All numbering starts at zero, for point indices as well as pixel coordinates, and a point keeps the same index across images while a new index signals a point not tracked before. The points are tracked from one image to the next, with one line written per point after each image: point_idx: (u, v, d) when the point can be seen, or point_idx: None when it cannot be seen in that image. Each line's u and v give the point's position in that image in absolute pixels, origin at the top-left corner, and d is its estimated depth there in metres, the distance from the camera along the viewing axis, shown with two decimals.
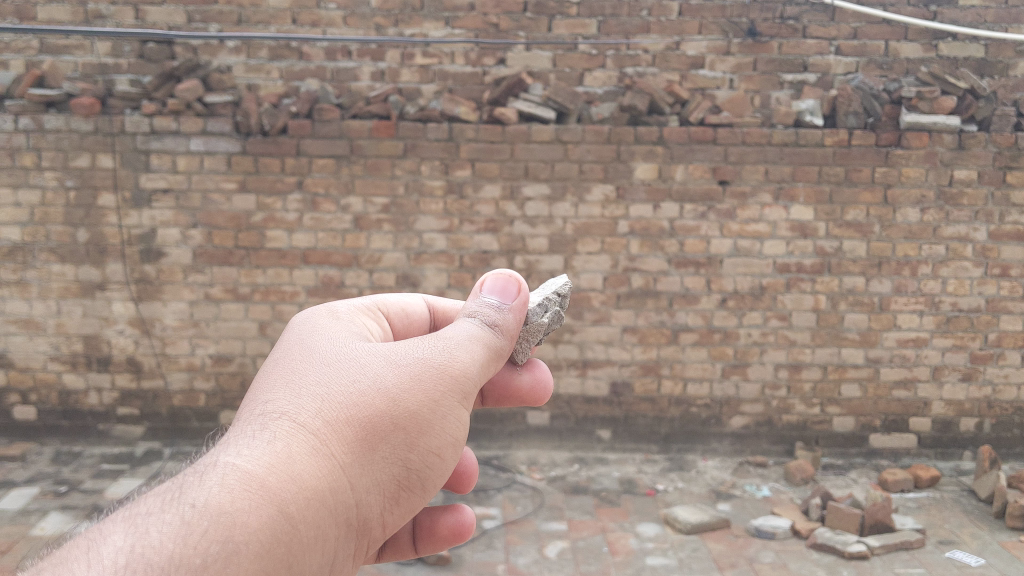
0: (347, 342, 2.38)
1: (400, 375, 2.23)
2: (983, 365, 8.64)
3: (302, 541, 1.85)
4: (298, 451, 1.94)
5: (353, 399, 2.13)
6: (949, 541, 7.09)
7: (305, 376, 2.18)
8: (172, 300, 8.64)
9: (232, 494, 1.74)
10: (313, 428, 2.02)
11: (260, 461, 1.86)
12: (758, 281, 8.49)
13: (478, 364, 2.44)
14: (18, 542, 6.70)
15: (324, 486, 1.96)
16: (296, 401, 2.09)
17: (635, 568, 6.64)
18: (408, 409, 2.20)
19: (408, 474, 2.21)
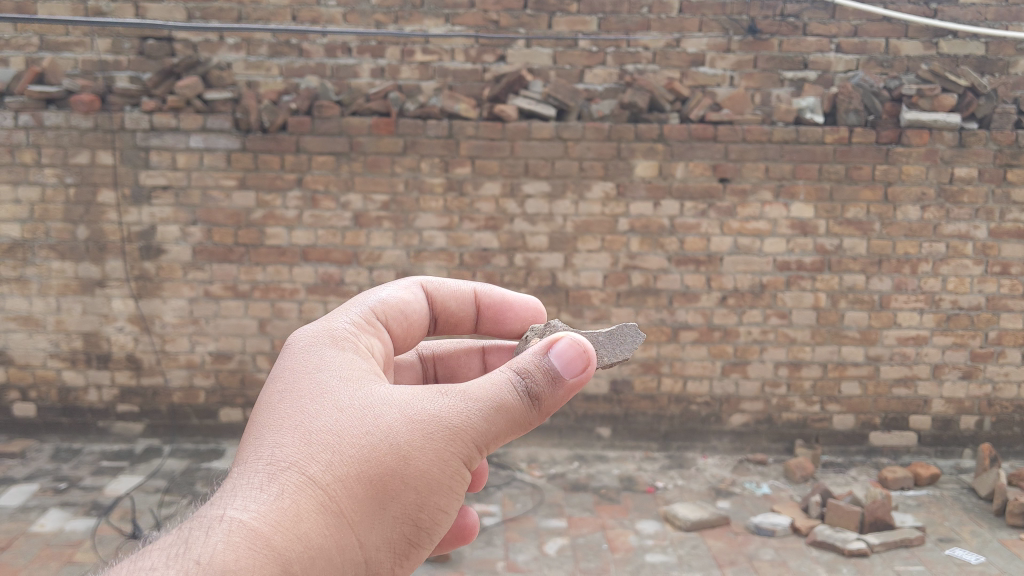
0: (366, 381, 2.51)
1: (413, 432, 2.36)
2: (983, 363, 8.63)
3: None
4: (306, 509, 2.13)
5: (364, 457, 2.28)
6: (949, 539, 7.08)
7: (321, 419, 2.33)
8: (171, 297, 8.64)
9: (237, 557, 1.93)
10: (322, 486, 2.19)
11: (267, 522, 2.05)
12: (758, 279, 8.48)
13: (506, 421, 2.48)
14: (17, 539, 6.69)
15: (327, 543, 2.15)
16: (309, 449, 2.26)
17: (635, 565, 6.64)
18: (417, 470, 2.34)
19: (415, 530, 2.38)
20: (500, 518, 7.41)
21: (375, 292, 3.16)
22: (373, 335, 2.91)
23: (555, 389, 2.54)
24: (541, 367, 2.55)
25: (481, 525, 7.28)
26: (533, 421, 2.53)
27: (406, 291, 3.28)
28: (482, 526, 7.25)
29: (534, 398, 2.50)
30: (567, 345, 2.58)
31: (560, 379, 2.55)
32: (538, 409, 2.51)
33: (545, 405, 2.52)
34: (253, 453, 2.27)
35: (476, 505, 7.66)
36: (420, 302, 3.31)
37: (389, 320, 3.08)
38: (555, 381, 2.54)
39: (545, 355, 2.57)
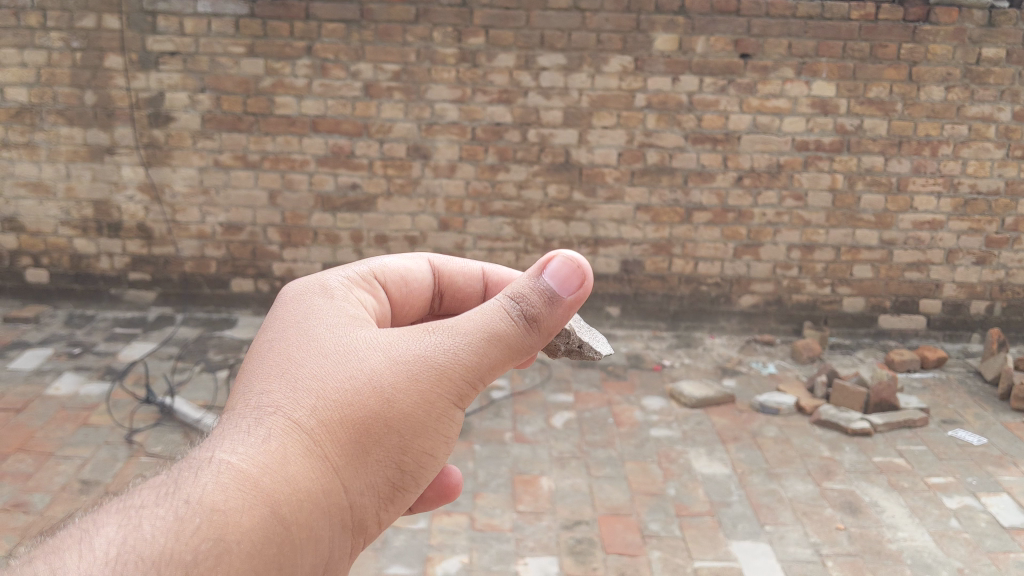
0: (346, 329, 2.27)
1: (397, 373, 2.12)
2: (997, 249, 8.57)
3: (294, 543, 1.82)
4: (293, 452, 1.89)
5: (348, 400, 2.04)
6: (953, 420, 7.16)
7: (301, 368, 2.09)
8: (181, 166, 8.57)
9: (225, 498, 1.70)
10: (308, 429, 1.95)
11: (253, 463, 1.81)
12: (776, 159, 8.34)
13: (493, 355, 2.22)
14: (33, 401, 6.82)
15: (315, 490, 1.90)
16: (291, 396, 2.02)
17: (639, 439, 6.75)
18: (403, 411, 2.09)
19: (403, 475, 2.14)
20: (508, 393, 7.50)
21: (385, 261, 2.82)
22: (366, 298, 2.58)
23: (553, 310, 2.28)
24: (531, 295, 2.26)
25: (489, 399, 7.38)
26: (530, 346, 2.26)
27: (412, 259, 2.92)
28: (490, 400, 7.35)
29: (528, 324, 2.23)
30: (559, 259, 2.29)
31: (557, 299, 2.29)
32: (532, 338, 2.25)
33: (538, 333, 2.25)
34: (232, 405, 2.03)
35: None
36: (423, 277, 2.94)
37: (382, 290, 2.73)
38: (543, 306, 2.26)
39: (539, 277, 2.30)
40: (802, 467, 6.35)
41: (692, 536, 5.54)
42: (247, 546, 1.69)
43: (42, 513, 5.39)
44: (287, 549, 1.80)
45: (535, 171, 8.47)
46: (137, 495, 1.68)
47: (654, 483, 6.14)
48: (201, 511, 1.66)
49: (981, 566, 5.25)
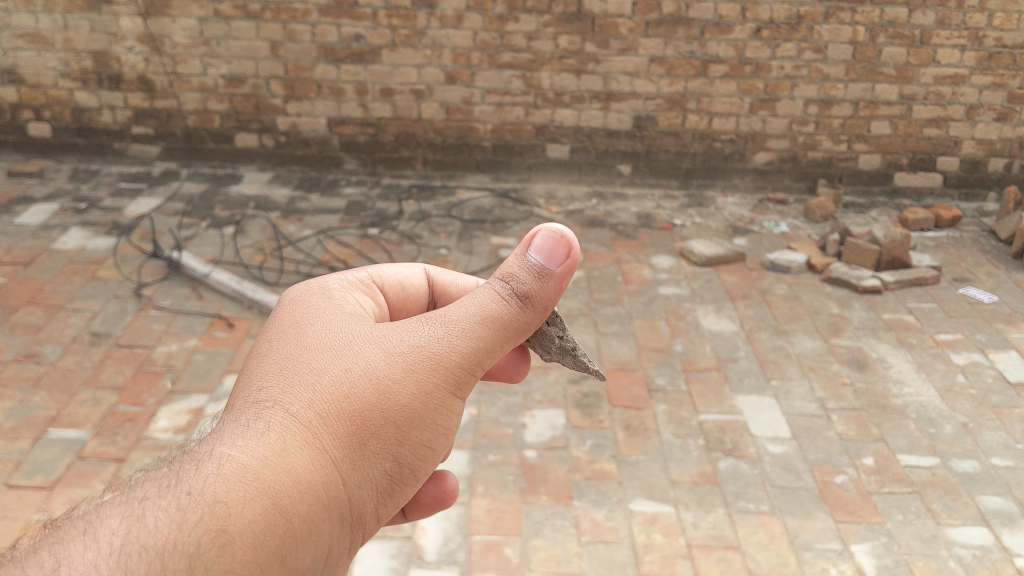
0: (344, 312, 1.91)
1: (402, 354, 1.76)
2: (1020, 106, 8.33)
3: (300, 547, 1.52)
4: (290, 445, 1.56)
5: (349, 385, 1.69)
6: (965, 279, 7.12)
7: (295, 352, 1.75)
8: (180, 17, 8.26)
9: (214, 502, 1.40)
10: (307, 417, 1.62)
11: (245, 458, 1.49)
12: (796, 10, 7.95)
13: (501, 332, 1.85)
14: (41, 255, 6.81)
15: (317, 491, 1.56)
16: (285, 382, 1.68)
17: (647, 297, 6.74)
18: (411, 396, 1.73)
19: (418, 473, 1.81)
20: None
21: (384, 267, 2.21)
22: (363, 300, 2.05)
23: (546, 282, 1.89)
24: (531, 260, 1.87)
25: (498, 256, 7.33)
26: (530, 326, 1.89)
27: (406, 266, 2.27)
28: (499, 257, 7.30)
29: (526, 295, 1.86)
30: (542, 229, 1.89)
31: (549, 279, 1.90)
32: (533, 308, 1.87)
33: (539, 305, 1.88)
34: (235, 392, 1.71)
35: (493, 237, 7.69)
36: (421, 287, 2.30)
37: (379, 300, 2.13)
38: (538, 273, 1.87)
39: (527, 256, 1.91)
40: (811, 324, 6.35)
41: (698, 391, 5.58)
42: (238, 562, 1.39)
43: (54, 364, 5.49)
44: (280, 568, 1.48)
45: (545, 22, 8.13)
46: (114, 500, 1.39)
47: (663, 339, 6.16)
48: (186, 521, 1.36)
49: (986, 421, 5.31)
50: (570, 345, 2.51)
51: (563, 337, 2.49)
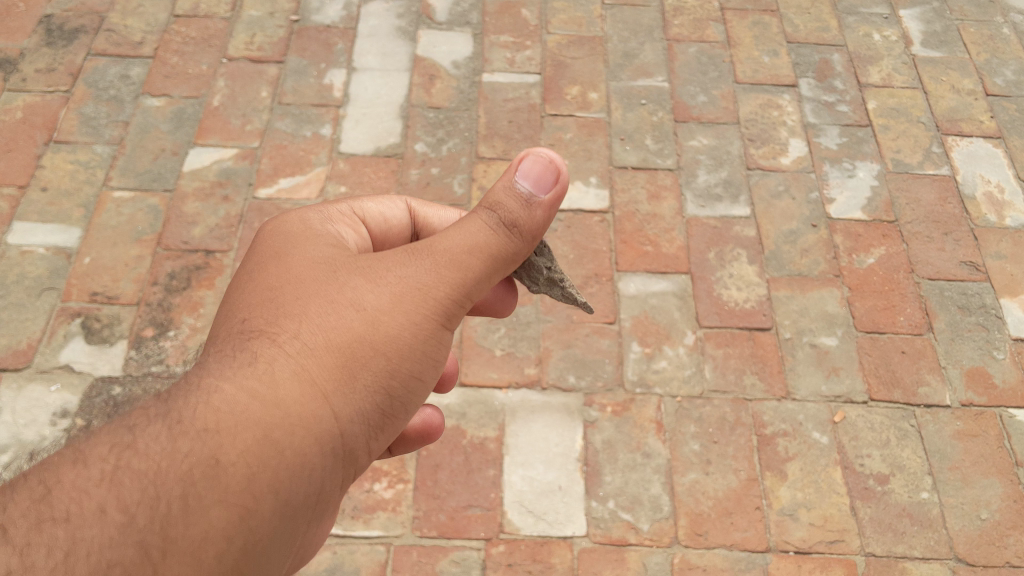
0: (333, 237, 1.80)
1: (389, 282, 1.65)
2: None
3: (293, 479, 1.53)
4: (277, 378, 1.53)
5: (333, 314, 1.61)
6: None
7: (280, 278, 1.67)
8: None
9: (202, 433, 1.46)
10: (292, 345, 1.57)
11: (231, 391, 1.50)
12: None
13: (488, 261, 1.68)
14: None
15: (307, 429, 1.54)
16: (270, 310, 1.63)
17: None
18: (399, 327, 1.62)
19: (416, 393, 1.71)
20: None
21: (364, 206, 1.97)
22: (348, 234, 1.88)
23: (535, 208, 1.69)
24: (516, 188, 1.68)
25: None
26: (519, 252, 1.71)
27: (386, 204, 2.00)
28: None
29: (510, 223, 1.68)
30: (531, 152, 1.68)
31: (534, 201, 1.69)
32: (525, 234, 1.69)
33: (527, 230, 1.70)
34: (223, 324, 1.67)
35: None
36: (401, 224, 2.03)
37: (360, 239, 1.91)
38: (526, 201, 1.68)
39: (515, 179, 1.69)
40: None
41: None
42: (226, 491, 1.45)
43: None
44: (274, 498, 1.51)
45: None
46: (114, 425, 1.49)
47: None
48: (178, 449, 1.44)
49: None
50: (561, 279, 1.99)
51: (548, 266, 1.98)
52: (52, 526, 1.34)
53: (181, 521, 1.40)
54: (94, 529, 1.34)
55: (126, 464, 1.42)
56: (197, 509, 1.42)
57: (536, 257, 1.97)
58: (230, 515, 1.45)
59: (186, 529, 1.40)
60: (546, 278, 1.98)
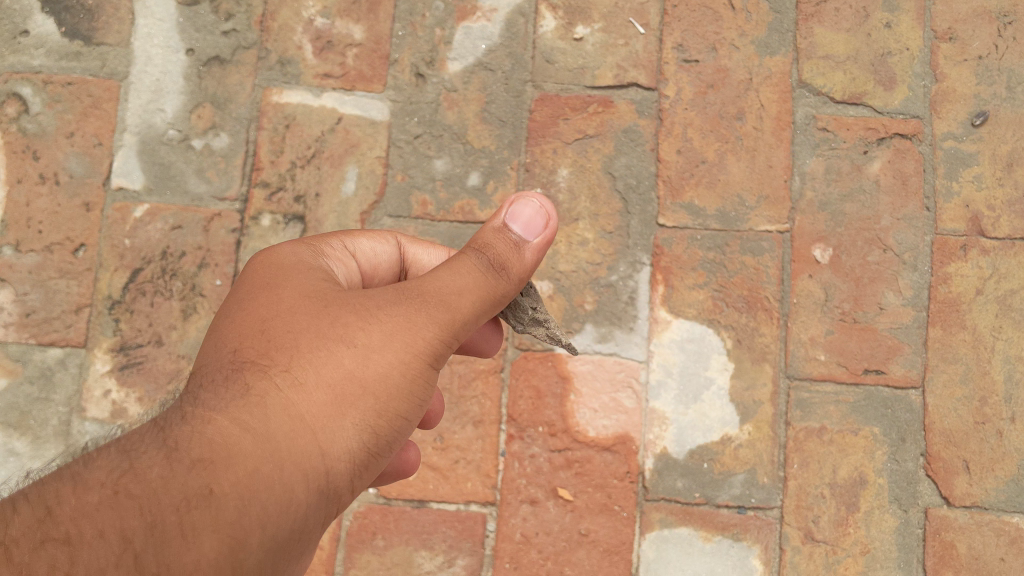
0: (323, 266, 1.19)
1: (390, 304, 1.10)
2: None
3: (275, 537, 1.00)
4: (266, 416, 1.01)
5: (323, 343, 1.06)
6: None
7: (262, 307, 1.10)
8: None
9: (193, 461, 0.96)
10: (279, 378, 1.04)
11: (221, 420, 1.00)
12: None
13: (484, 302, 1.13)
14: None
15: (298, 470, 1.01)
16: (250, 336, 1.08)
17: None
18: (403, 362, 1.08)
19: (407, 432, 1.13)
20: None
21: (355, 242, 1.27)
22: (334, 269, 1.22)
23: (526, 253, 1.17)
24: (506, 229, 1.17)
25: None
26: (513, 288, 1.15)
27: (382, 237, 1.29)
28: None
29: (503, 265, 1.15)
30: (518, 198, 1.18)
31: (522, 246, 1.16)
32: (517, 276, 1.15)
33: (519, 280, 1.17)
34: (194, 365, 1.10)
35: None
36: (393, 265, 1.31)
37: (351, 278, 1.25)
38: (522, 241, 1.17)
39: (505, 225, 1.17)
40: None
41: None
42: (218, 523, 0.95)
43: None
44: (263, 540, 0.99)
45: None
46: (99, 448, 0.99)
47: None
48: (168, 477, 0.95)
49: None
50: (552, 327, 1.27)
51: (532, 308, 1.26)
52: (52, 548, 0.90)
53: (163, 566, 0.91)
54: (88, 557, 0.90)
55: (121, 487, 0.95)
56: (181, 540, 0.92)
57: (518, 297, 1.26)
58: (217, 564, 0.95)
59: (166, 573, 0.91)
60: (530, 324, 1.26)
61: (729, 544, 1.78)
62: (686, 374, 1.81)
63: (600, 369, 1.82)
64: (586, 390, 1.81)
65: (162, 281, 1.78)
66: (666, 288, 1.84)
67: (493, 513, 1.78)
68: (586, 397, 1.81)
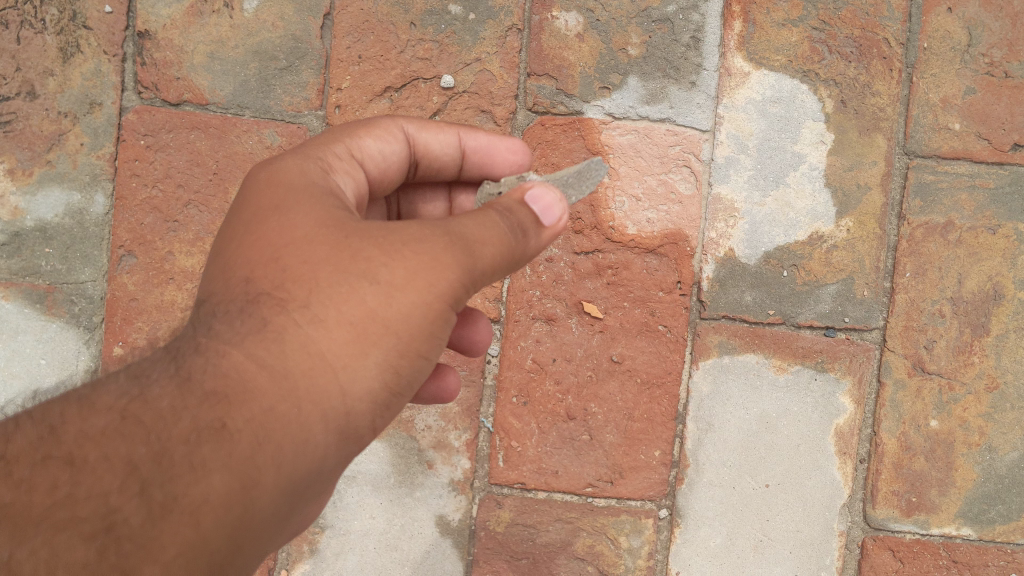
0: (331, 185, 0.84)
1: (422, 226, 0.77)
2: None
3: (285, 494, 0.72)
4: (280, 358, 0.71)
5: (339, 276, 0.74)
6: None
7: (269, 229, 0.78)
8: None
9: (205, 394, 0.68)
10: (297, 313, 0.73)
11: (237, 354, 0.71)
12: None
13: (512, 250, 0.80)
14: None
15: (316, 411, 0.72)
16: (259, 257, 0.77)
17: None
18: (432, 303, 0.76)
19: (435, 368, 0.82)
20: None
21: (361, 142, 0.92)
22: (345, 188, 0.88)
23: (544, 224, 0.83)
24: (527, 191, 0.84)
25: None
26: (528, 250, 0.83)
27: (390, 133, 0.94)
28: None
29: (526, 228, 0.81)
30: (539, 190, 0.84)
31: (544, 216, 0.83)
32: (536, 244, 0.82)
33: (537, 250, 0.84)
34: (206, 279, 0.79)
35: None
36: (405, 163, 0.96)
37: (363, 192, 0.91)
38: (548, 220, 0.83)
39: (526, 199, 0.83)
40: None
41: None
42: (229, 466, 0.67)
43: None
44: (279, 481, 0.71)
45: None
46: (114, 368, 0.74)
47: None
48: (177, 407, 0.68)
49: None
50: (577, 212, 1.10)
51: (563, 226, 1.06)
52: (54, 469, 0.66)
53: (172, 500, 0.64)
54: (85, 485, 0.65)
55: (129, 413, 0.68)
56: (191, 472, 0.65)
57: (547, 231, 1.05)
58: (225, 510, 0.67)
59: (173, 510, 0.64)
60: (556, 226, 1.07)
61: (812, 377, 1.33)
62: (766, 148, 1.31)
63: (647, 142, 1.31)
64: (625, 171, 1.31)
65: (29, 6, 1.26)
66: (745, 26, 1.31)
67: (497, 333, 1.32)
68: (624, 181, 1.31)
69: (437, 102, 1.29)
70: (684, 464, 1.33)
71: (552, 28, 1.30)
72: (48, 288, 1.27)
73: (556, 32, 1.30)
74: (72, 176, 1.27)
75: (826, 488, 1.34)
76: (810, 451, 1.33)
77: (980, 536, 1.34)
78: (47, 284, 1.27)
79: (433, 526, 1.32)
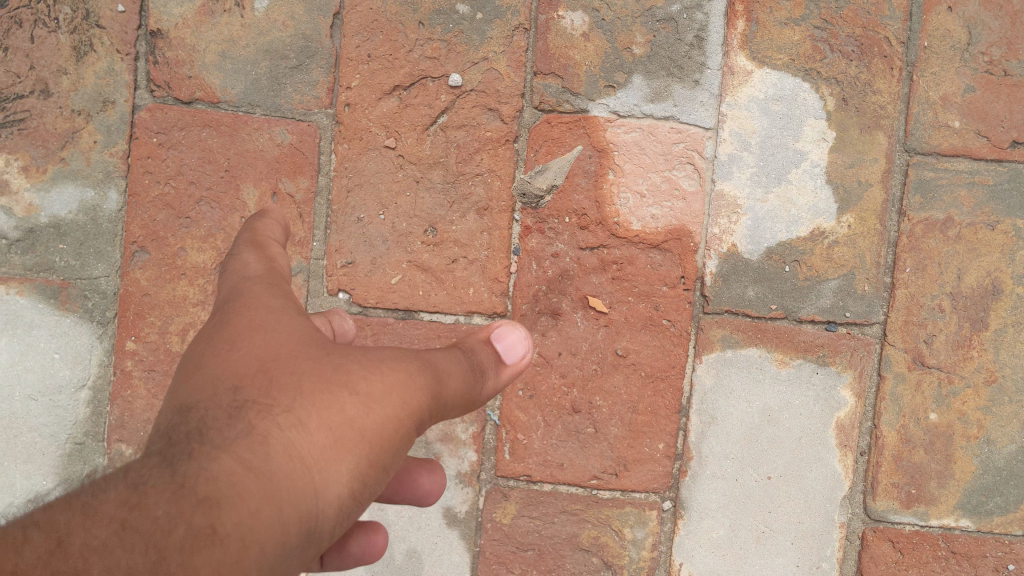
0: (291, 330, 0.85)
1: (387, 351, 0.87)
2: None
3: None
4: (262, 464, 0.72)
5: (320, 389, 0.79)
6: None
7: (232, 357, 0.82)
8: None
9: (199, 500, 0.67)
10: (280, 418, 0.76)
11: (225, 460, 0.71)
12: None
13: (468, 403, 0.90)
14: None
15: (294, 514, 0.74)
16: (244, 370, 0.80)
17: None
18: (405, 420, 0.82)
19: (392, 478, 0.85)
20: None
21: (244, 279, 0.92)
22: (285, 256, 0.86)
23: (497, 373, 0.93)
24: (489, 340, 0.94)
25: None
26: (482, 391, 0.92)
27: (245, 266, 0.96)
28: None
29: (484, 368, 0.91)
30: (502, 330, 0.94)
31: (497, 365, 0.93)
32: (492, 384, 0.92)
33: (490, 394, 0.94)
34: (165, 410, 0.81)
35: None
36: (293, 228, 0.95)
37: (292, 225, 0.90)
38: (508, 361, 0.93)
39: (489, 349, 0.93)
40: None
41: None
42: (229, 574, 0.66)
43: None
44: None
45: None
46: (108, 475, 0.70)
47: None
48: (177, 515, 0.65)
49: None
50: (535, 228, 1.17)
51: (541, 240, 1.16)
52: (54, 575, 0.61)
53: None
54: None
55: (130, 524, 0.64)
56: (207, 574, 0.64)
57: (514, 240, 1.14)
58: None
59: None
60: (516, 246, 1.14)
61: (813, 370, 1.35)
62: (768, 146, 1.33)
63: (651, 139, 1.33)
64: (630, 167, 1.33)
65: (43, 5, 1.28)
66: (748, 25, 1.33)
67: None
68: (629, 178, 1.33)
69: (445, 100, 1.31)
70: (687, 456, 1.35)
71: (557, 27, 1.32)
72: (62, 283, 1.29)
73: (562, 32, 1.32)
74: (85, 173, 1.29)
75: (827, 480, 1.36)
76: (812, 444, 1.35)
77: (978, 528, 1.37)
78: (61, 280, 1.29)
79: (440, 517, 1.35)
